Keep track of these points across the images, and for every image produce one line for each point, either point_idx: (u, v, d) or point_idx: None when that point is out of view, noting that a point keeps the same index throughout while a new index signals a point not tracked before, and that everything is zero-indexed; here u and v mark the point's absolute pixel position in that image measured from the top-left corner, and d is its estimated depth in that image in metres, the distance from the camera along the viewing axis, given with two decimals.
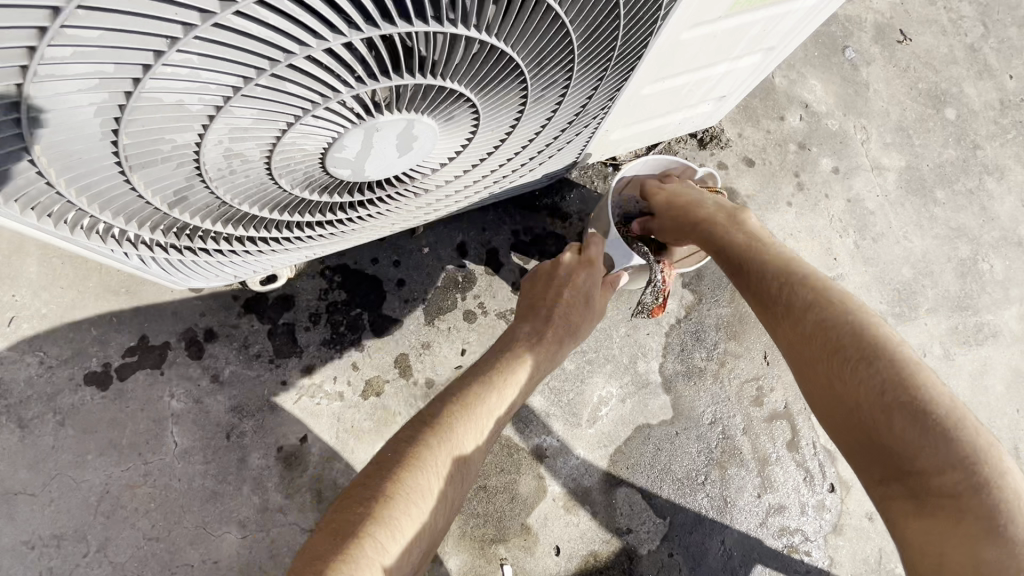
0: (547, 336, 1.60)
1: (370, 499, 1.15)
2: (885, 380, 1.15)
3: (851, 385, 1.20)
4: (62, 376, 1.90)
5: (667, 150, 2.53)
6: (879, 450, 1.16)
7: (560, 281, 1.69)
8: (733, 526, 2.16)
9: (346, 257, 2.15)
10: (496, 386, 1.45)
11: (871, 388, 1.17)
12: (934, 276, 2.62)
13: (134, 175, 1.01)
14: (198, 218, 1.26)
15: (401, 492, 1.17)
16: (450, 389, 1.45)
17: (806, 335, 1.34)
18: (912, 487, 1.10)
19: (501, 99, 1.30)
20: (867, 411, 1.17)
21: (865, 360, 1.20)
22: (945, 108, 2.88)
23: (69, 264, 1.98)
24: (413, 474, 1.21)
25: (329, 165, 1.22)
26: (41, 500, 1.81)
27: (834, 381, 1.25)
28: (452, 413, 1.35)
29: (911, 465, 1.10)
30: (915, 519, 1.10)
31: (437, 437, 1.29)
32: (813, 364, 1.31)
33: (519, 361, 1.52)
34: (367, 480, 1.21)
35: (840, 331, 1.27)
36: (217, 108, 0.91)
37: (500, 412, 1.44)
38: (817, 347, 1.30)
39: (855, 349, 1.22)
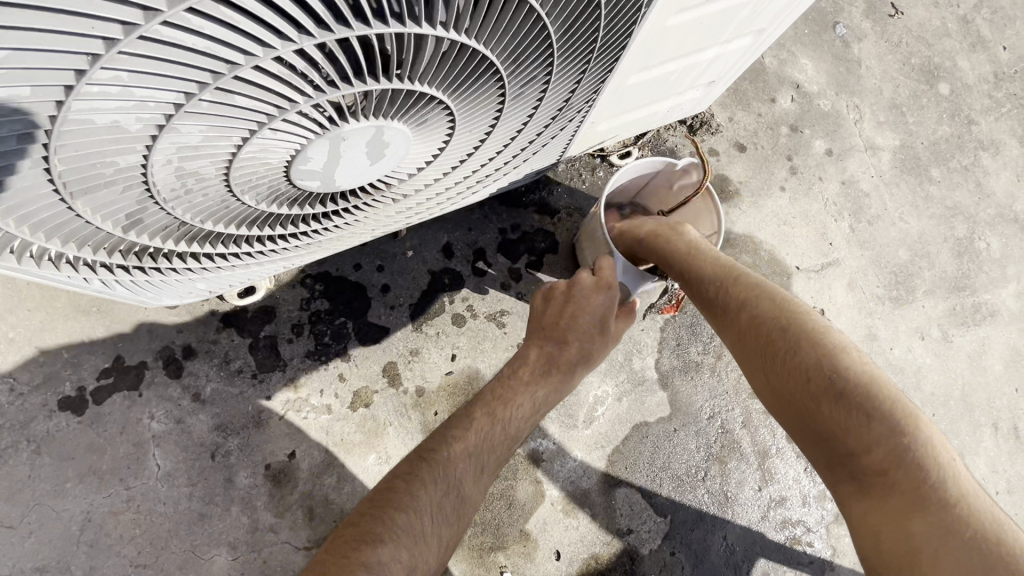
0: (557, 367, 1.49)
1: (359, 541, 1.09)
2: (813, 367, 1.16)
3: (783, 376, 1.20)
4: (34, 402, 1.82)
5: (656, 138, 2.44)
6: (814, 435, 1.16)
7: (575, 305, 1.55)
8: (735, 521, 2.13)
9: (327, 264, 2.07)
10: (498, 415, 1.39)
11: (801, 378, 1.17)
12: (931, 257, 2.57)
13: (77, 202, 0.93)
14: (157, 239, 1.18)
15: (391, 535, 1.11)
16: (449, 419, 1.39)
17: (738, 330, 1.34)
18: (850, 469, 1.11)
19: (477, 99, 1.21)
20: (799, 401, 1.17)
21: (793, 350, 1.20)
22: (939, 84, 2.81)
23: (34, 285, 1.88)
24: (405, 515, 1.15)
25: (295, 178, 1.14)
26: (20, 532, 1.74)
27: (768, 373, 1.24)
28: (451, 447, 1.30)
29: (845, 449, 1.11)
30: (855, 502, 1.10)
31: (432, 473, 1.24)
32: (748, 359, 1.30)
33: (524, 393, 1.44)
34: (357, 519, 1.15)
35: (768, 321, 1.28)
36: (159, 127, 0.82)
37: (503, 445, 1.38)
38: (749, 341, 1.30)
39: (784, 339, 1.23)
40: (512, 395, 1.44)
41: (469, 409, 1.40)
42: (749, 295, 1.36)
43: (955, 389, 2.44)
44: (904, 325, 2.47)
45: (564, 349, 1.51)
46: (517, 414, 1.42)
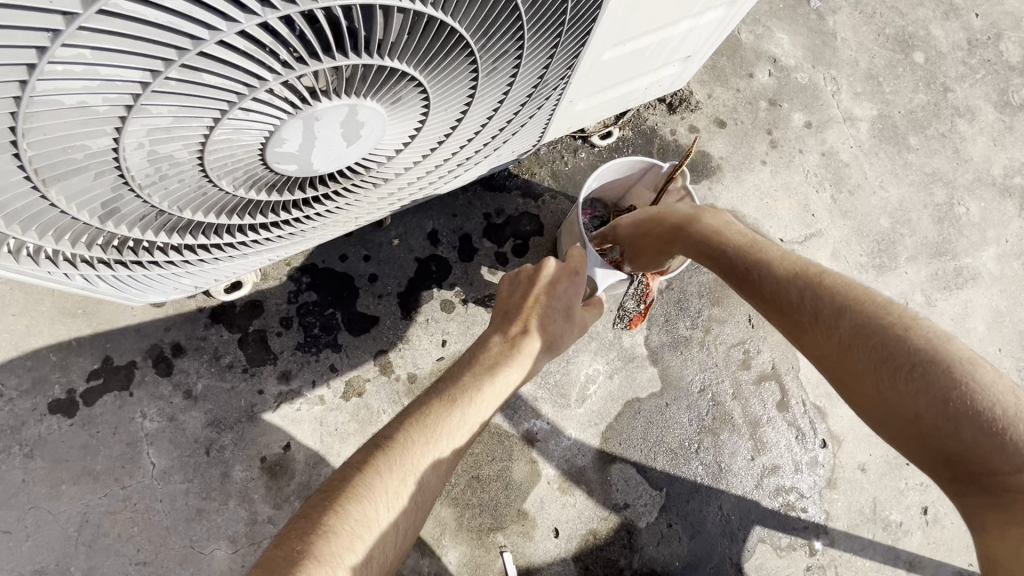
0: (520, 343, 1.46)
1: (309, 534, 1.06)
2: (945, 386, 1.03)
3: (906, 395, 1.06)
4: (24, 407, 1.81)
5: (636, 117, 2.45)
6: (942, 454, 1.03)
7: (545, 288, 1.57)
8: (729, 491, 2.16)
9: (313, 256, 2.07)
10: (461, 402, 1.35)
11: (932, 400, 1.03)
12: (912, 224, 2.61)
13: (50, 189, 0.93)
14: (136, 230, 1.18)
15: (342, 528, 1.08)
16: (410, 408, 1.36)
17: (839, 344, 1.19)
18: (989, 489, 0.99)
19: (450, 76, 1.21)
20: (929, 424, 1.03)
21: (918, 365, 1.07)
22: (914, 52, 2.84)
23: (18, 289, 1.87)
24: (358, 507, 1.12)
25: (271, 161, 1.14)
26: (18, 536, 1.74)
27: (884, 393, 1.10)
28: (407, 436, 1.26)
29: (984, 468, 0.99)
30: (989, 519, 1.01)
31: (389, 463, 1.20)
32: (856, 377, 1.15)
33: (488, 377, 1.41)
34: (308, 511, 1.13)
35: (881, 334, 1.14)
36: (128, 107, 0.83)
37: (464, 430, 1.33)
38: (858, 359, 1.15)
39: (904, 353, 1.09)
40: (473, 380, 1.40)
41: (430, 397, 1.37)
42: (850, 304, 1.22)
43: None
44: (888, 291, 2.50)
45: (534, 329, 1.50)
46: (479, 401, 1.37)
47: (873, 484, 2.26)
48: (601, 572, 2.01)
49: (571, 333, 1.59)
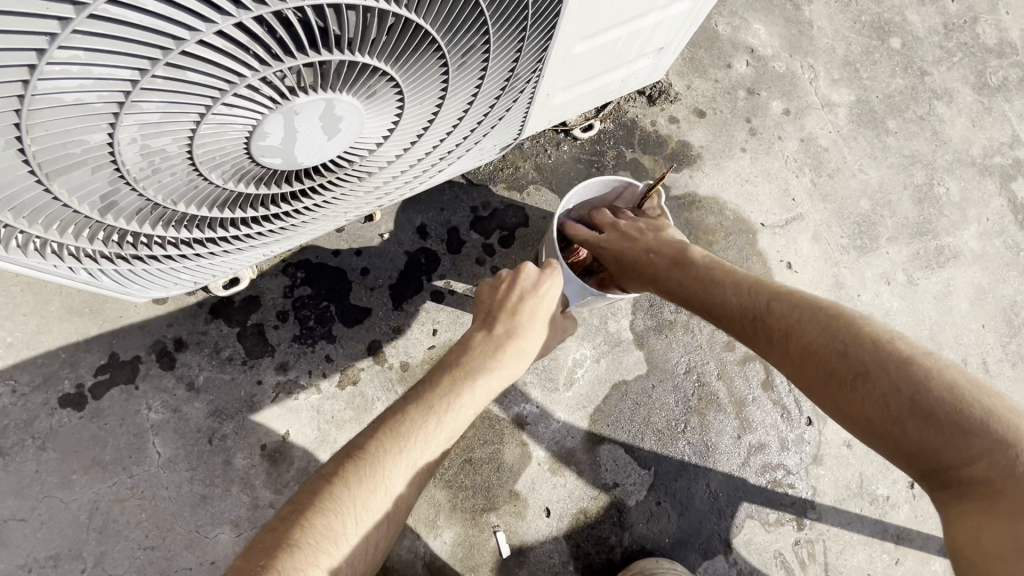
0: (502, 345, 1.52)
1: (275, 548, 1.14)
2: (888, 391, 1.12)
3: (860, 400, 1.16)
4: (36, 401, 1.90)
5: (617, 110, 2.52)
6: (903, 455, 1.11)
7: (525, 289, 1.63)
8: (717, 468, 2.22)
9: (307, 252, 2.16)
10: (433, 412, 1.40)
11: (879, 404, 1.13)
12: (892, 205, 2.66)
13: (53, 183, 1.02)
14: (134, 223, 1.26)
15: (305, 541, 1.16)
16: (381, 417, 1.41)
17: (797, 359, 1.31)
18: (951, 486, 1.04)
19: (422, 70, 1.29)
20: (886, 426, 1.12)
21: (863, 371, 1.17)
22: (890, 39, 2.90)
23: (27, 290, 1.97)
24: (321, 520, 1.19)
25: (256, 154, 1.23)
26: (32, 524, 1.83)
27: (842, 403, 1.20)
28: (377, 447, 1.32)
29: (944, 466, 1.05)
30: (958, 517, 1.03)
31: (357, 474, 1.27)
32: (816, 391, 1.26)
33: (467, 384, 1.45)
34: (276, 524, 1.21)
35: (828, 346, 1.25)
36: (120, 104, 0.92)
37: (439, 438, 1.38)
38: (814, 372, 1.26)
39: (851, 360, 1.20)
40: (446, 388, 1.44)
41: (402, 405, 1.42)
42: (801, 315, 1.34)
43: (923, 330, 2.53)
44: (870, 272, 2.56)
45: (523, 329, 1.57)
46: (453, 409, 1.41)
47: (859, 460, 2.31)
48: (592, 549, 2.08)
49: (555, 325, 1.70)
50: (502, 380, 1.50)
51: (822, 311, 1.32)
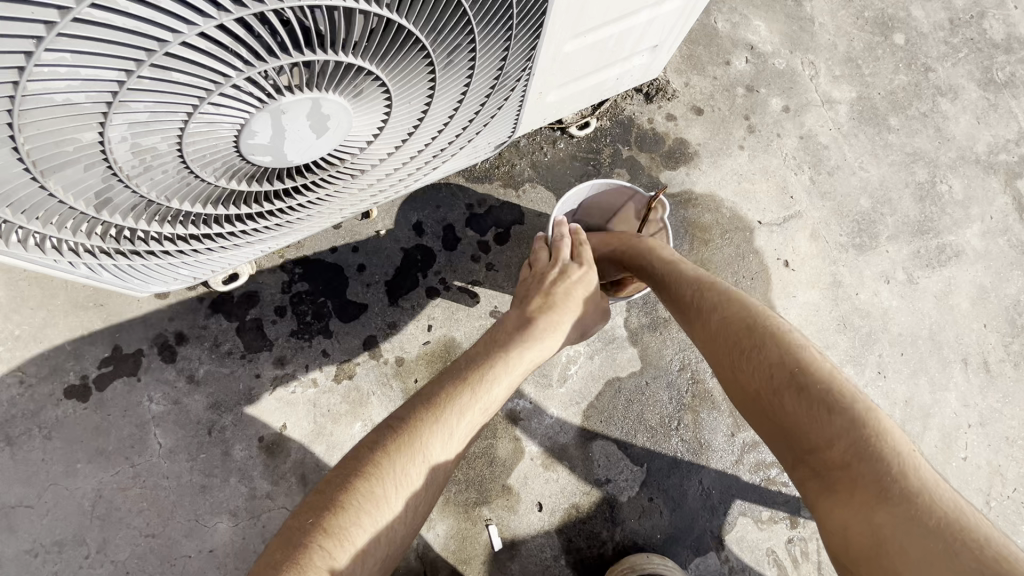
0: (534, 323, 1.64)
1: (323, 508, 1.19)
2: (776, 367, 1.23)
3: (750, 374, 1.28)
4: (43, 392, 1.96)
5: (614, 108, 2.53)
6: (779, 430, 1.20)
7: (554, 275, 1.78)
8: (710, 466, 2.22)
9: (304, 248, 2.20)
10: (471, 386, 1.46)
11: (766, 375, 1.24)
12: (893, 203, 2.64)
13: (47, 180, 1.06)
14: (129, 219, 1.31)
15: (351, 506, 1.20)
16: (423, 392, 1.46)
17: (708, 336, 1.44)
18: (814, 466, 1.12)
19: (408, 70, 1.31)
20: (767, 399, 1.23)
21: (757, 348, 1.29)
22: (894, 35, 2.86)
23: (34, 284, 2.03)
24: (366, 486, 1.23)
25: (247, 153, 1.26)
26: (39, 510, 1.89)
27: (737, 374, 1.31)
28: (421, 419, 1.37)
29: (808, 444, 1.13)
30: (820, 500, 1.09)
31: (399, 444, 1.31)
32: (718, 366, 1.39)
33: (501, 356, 1.55)
34: (325, 485, 1.26)
35: (733, 325, 1.37)
36: (108, 104, 0.95)
37: (477, 410, 1.44)
38: (718, 347, 1.39)
39: (749, 338, 1.32)
40: (485, 365, 1.52)
41: (443, 381, 1.49)
42: (722, 300, 1.47)
43: (923, 329, 2.50)
44: (869, 271, 2.54)
45: (554, 310, 1.69)
46: (491, 383, 1.49)
47: None
48: (583, 544, 2.10)
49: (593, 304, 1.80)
50: (538, 353, 1.61)
51: (738, 298, 1.45)
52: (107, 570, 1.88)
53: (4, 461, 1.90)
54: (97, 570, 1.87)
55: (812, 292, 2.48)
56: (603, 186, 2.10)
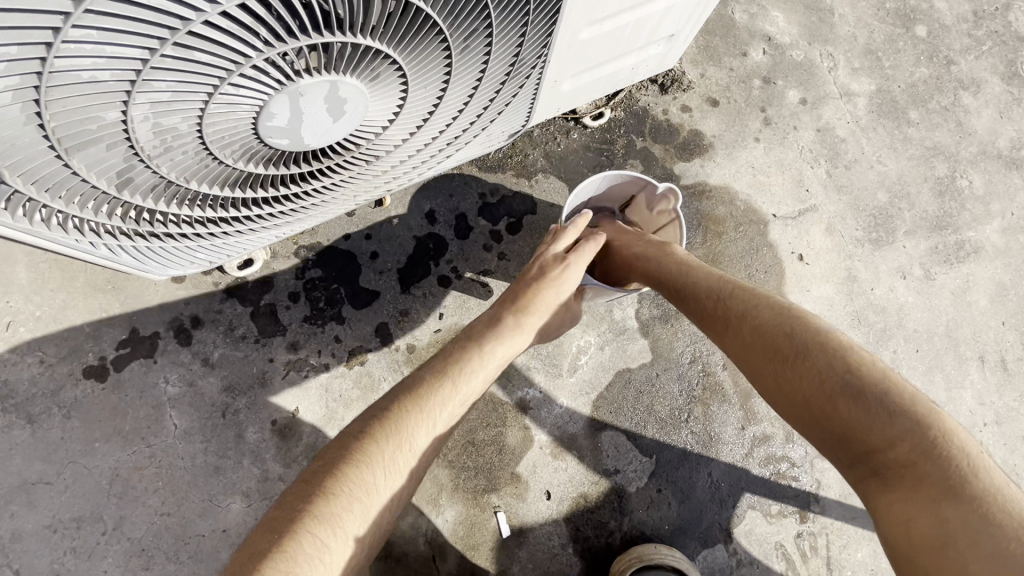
0: (509, 320, 1.69)
1: (314, 493, 1.21)
2: (826, 369, 1.22)
3: (799, 376, 1.26)
4: (63, 372, 2.00)
5: (628, 98, 2.51)
6: (831, 432, 1.19)
7: (536, 273, 1.81)
8: (719, 458, 2.22)
9: (318, 235, 2.21)
10: (450, 378, 1.51)
11: (815, 377, 1.23)
12: (911, 198, 2.60)
13: (71, 158, 1.08)
14: (149, 200, 1.32)
15: (341, 491, 1.22)
16: (400, 386, 1.50)
17: (745, 338, 1.42)
18: (872, 467, 1.12)
19: (425, 55, 1.31)
20: (815, 401, 1.21)
21: (805, 350, 1.27)
22: (916, 26, 2.81)
23: (55, 266, 2.06)
24: (356, 472, 1.26)
25: (264, 135, 1.27)
26: (58, 487, 1.93)
27: (782, 378, 1.29)
28: (402, 406, 1.41)
29: (864, 445, 1.13)
30: (878, 499, 1.10)
31: (384, 433, 1.35)
32: (758, 369, 1.37)
33: (477, 350, 1.60)
34: (310, 475, 1.27)
35: (777, 327, 1.36)
36: (132, 82, 0.97)
37: (458, 400, 1.49)
38: (758, 351, 1.37)
39: (796, 340, 1.31)
40: (464, 357, 1.58)
41: (424, 374, 1.53)
42: (759, 302, 1.46)
43: (939, 326, 2.47)
44: (885, 266, 2.51)
45: (527, 309, 1.72)
46: (468, 374, 1.54)
47: None
48: (591, 533, 2.10)
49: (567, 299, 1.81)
50: (508, 347, 1.65)
51: (775, 300, 1.45)
52: (123, 546, 1.92)
53: (24, 439, 1.94)
54: (114, 546, 1.91)
55: (826, 287, 2.46)
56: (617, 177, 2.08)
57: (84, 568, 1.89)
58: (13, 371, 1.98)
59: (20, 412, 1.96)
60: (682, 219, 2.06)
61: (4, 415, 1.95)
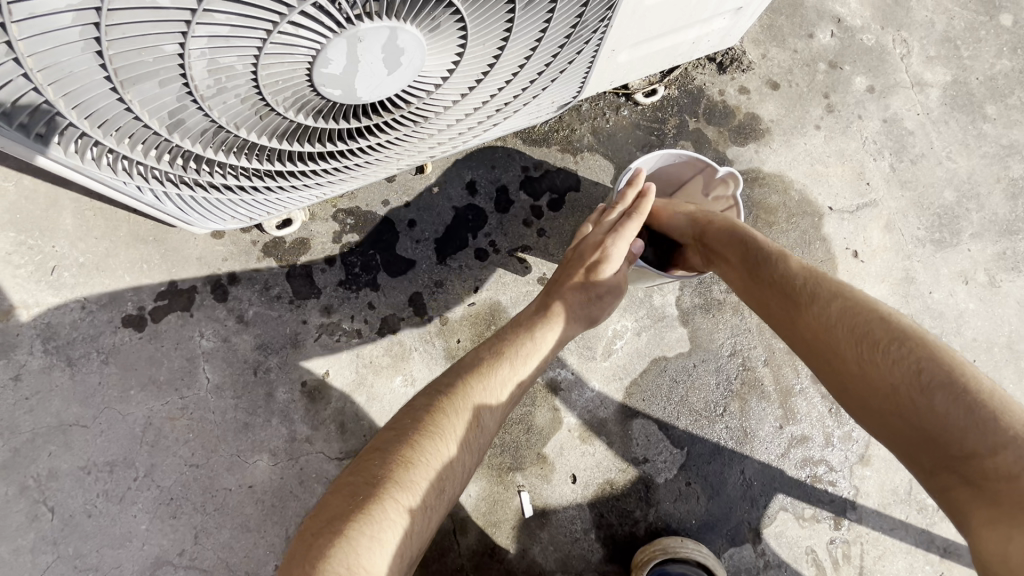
0: (552, 305, 1.70)
1: (391, 459, 1.22)
2: (921, 362, 1.13)
3: (886, 373, 1.17)
4: (102, 319, 2.03)
5: (683, 76, 2.39)
6: (921, 433, 1.11)
7: (578, 260, 1.79)
8: (754, 456, 2.14)
9: (357, 200, 2.18)
10: (508, 358, 1.54)
11: (908, 373, 1.14)
12: (980, 199, 2.44)
13: (126, 92, 1.05)
14: (198, 145, 1.29)
15: (419, 460, 1.24)
16: (462, 364, 1.53)
17: (829, 324, 1.33)
18: (965, 474, 1.05)
19: (488, 7, 1.25)
20: (908, 399, 1.13)
21: (898, 345, 1.18)
22: (1000, 15, 2.60)
23: (99, 214, 2.08)
24: (431, 443, 1.28)
25: (318, 84, 1.22)
26: (93, 430, 1.96)
27: (868, 368, 1.21)
28: (469, 379, 1.46)
29: (958, 450, 1.05)
30: (972, 511, 1.02)
31: (453, 405, 1.38)
32: (834, 358, 1.29)
33: (529, 332, 1.62)
34: (382, 443, 1.28)
35: (863, 319, 1.27)
36: (192, 11, 0.93)
37: (517, 380, 1.53)
38: (843, 338, 1.28)
39: (885, 334, 1.22)
40: (517, 339, 1.60)
41: (481, 352, 1.57)
42: (839, 293, 1.38)
43: (1000, 336, 2.33)
44: (947, 269, 2.36)
45: (569, 297, 1.72)
46: (524, 357, 1.56)
47: None
48: (615, 521, 2.06)
49: (610, 280, 1.75)
50: (555, 333, 1.65)
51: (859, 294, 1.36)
52: (152, 493, 1.95)
53: (64, 381, 1.98)
54: (144, 493, 1.95)
55: (881, 287, 2.33)
56: (674, 156, 1.99)
57: (115, 511, 1.93)
58: (56, 315, 2.01)
59: (61, 354, 1.99)
60: (741, 203, 1.98)
61: (46, 356, 1.98)
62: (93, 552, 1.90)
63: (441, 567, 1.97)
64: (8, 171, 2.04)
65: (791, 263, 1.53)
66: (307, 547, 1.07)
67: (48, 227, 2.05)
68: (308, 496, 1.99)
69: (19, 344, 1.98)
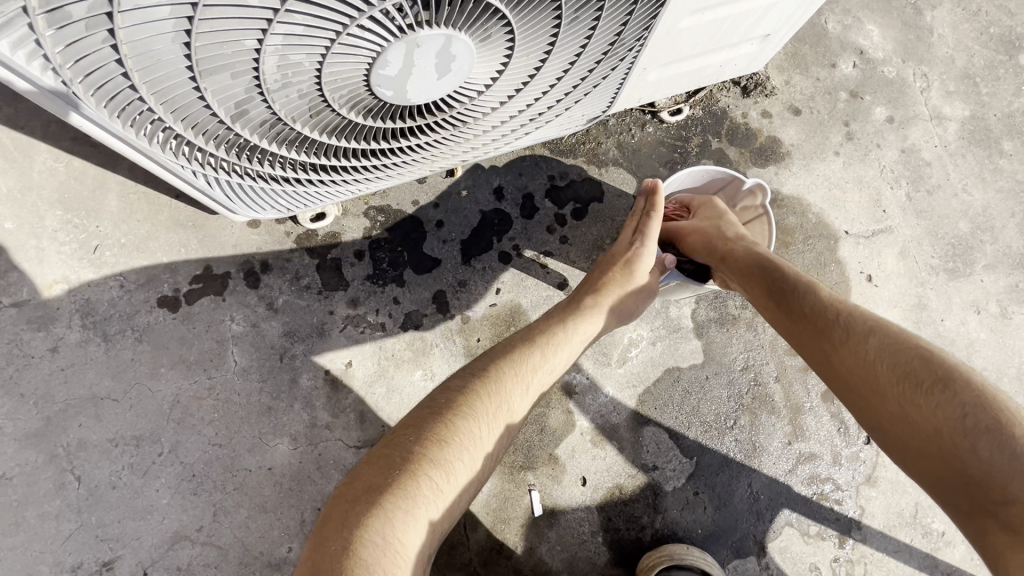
0: (583, 301, 1.76)
1: (424, 436, 1.28)
2: (965, 401, 1.15)
3: (928, 413, 1.20)
4: (139, 298, 2.11)
5: (708, 98, 2.47)
6: (964, 475, 1.13)
7: (606, 262, 1.88)
8: (761, 471, 2.17)
9: (388, 198, 2.27)
10: (539, 347, 1.60)
11: (952, 413, 1.16)
12: (995, 231, 2.49)
13: (203, 81, 1.14)
14: (257, 135, 1.38)
15: (452, 440, 1.29)
16: (495, 350, 1.59)
17: (870, 359, 1.36)
18: (1003, 517, 1.07)
19: (536, 21, 1.33)
20: (952, 440, 1.15)
21: (942, 383, 1.20)
22: (1019, 55, 2.67)
23: (143, 198, 2.17)
24: (465, 424, 1.34)
25: (374, 83, 1.31)
26: (123, 405, 2.03)
27: (910, 407, 1.24)
28: (502, 366, 1.51)
29: (999, 492, 1.07)
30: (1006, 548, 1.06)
31: (487, 392, 1.43)
32: (876, 394, 1.33)
33: (562, 323, 1.68)
34: (419, 421, 1.34)
35: (907, 357, 1.30)
36: (275, 11, 1.02)
37: (545, 369, 1.58)
38: (887, 374, 1.31)
39: (929, 371, 1.24)
40: (549, 328, 1.66)
41: (513, 340, 1.63)
42: (877, 329, 1.41)
43: (1010, 366, 2.36)
44: (959, 299, 2.41)
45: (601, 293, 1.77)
46: (555, 347, 1.62)
47: (916, 489, 2.21)
48: (622, 525, 2.09)
49: (640, 280, 1.82)
50: (588, 326, 1.70)
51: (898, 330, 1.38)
52: (175, 469, 2.01)
53: (98, 356, 2.06)
54: (167, 468, 2.01)
55: (893, 312, 2.37)
56: (709, 170, 2.05)
57: (139, 484, 1.99)
58: (95, 291, 2.10)
59: (97, 329, 2.07)
60: (772, 216, 2.05)
61: (84, 331, 2.07)
62: (115, 523, 1.96)
63: (450, 559, 2.01)
64: (61, 152, 2.15)
65: (823, 296, 1.58)
66: (343, 514, 1.12)
67: (93, 208, 2.15)
68: (325, 481, 2.05)
69: (58, 317, 2.06)
